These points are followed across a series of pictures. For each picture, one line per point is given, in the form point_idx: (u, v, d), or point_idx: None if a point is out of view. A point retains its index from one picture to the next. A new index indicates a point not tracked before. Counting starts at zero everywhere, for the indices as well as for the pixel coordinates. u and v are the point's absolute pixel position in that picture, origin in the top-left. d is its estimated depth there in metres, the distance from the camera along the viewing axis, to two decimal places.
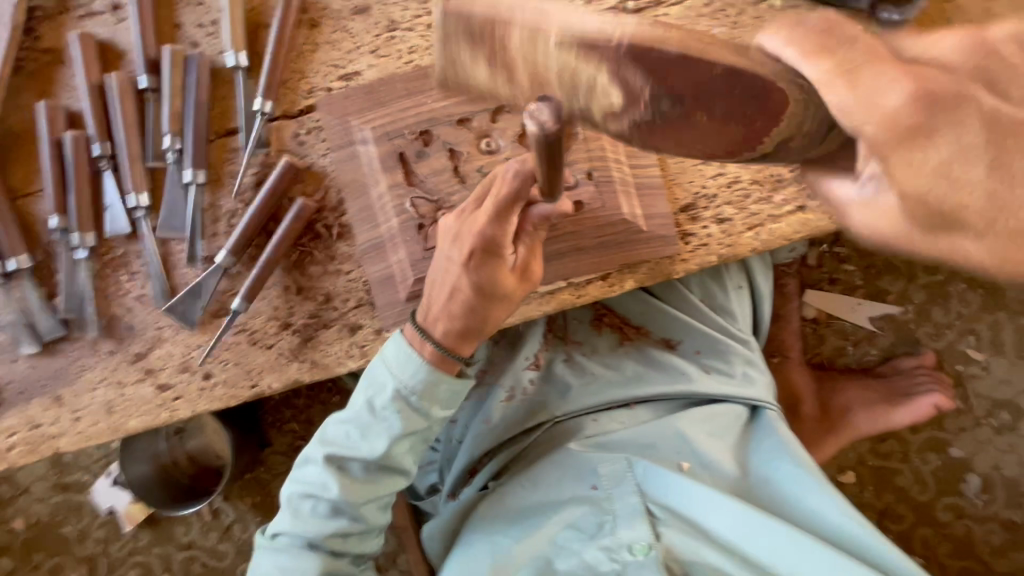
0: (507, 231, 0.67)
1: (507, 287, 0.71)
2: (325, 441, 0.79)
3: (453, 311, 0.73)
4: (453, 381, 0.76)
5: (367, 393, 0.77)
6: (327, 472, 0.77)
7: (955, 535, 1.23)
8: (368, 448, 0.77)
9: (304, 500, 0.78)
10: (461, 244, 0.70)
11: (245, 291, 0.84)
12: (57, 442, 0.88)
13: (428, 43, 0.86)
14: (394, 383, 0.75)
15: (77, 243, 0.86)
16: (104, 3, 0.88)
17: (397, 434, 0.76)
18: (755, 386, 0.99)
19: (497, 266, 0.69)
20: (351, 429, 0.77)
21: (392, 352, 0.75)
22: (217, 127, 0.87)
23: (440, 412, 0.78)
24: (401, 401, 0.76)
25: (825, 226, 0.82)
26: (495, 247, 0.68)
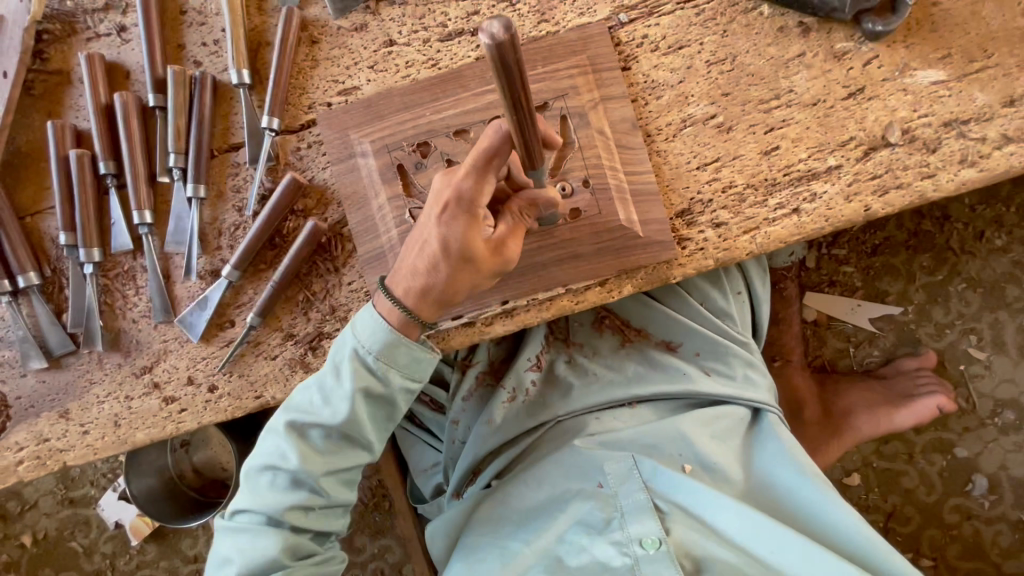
0: (484, 189, 0.65)
1: (475, 253, 0.68)
2: (286, 409, 0.78)
3: (419, 267, 0.71)
4: (413, 346, 0.75)
5: (331, 357, 0.77)
6: (286, 440, 0.76)
7: (964, 536, 1.22)
8: (328, 414, 0.76)
9: (263, 472, 0.77)
10: (438, 196, 0.68)
11: (257, 308, 0.86)
12: (65, 455, 0.89)
13: (425, 56, 0.87)
14: (354, 346, 0.75)
15: (84, 258, 0.88)
16: (110, 25, 0.90)
17: (354, 397, 0.75)
18: (757, 387, 1.00)
19: (469, 224, 0.67)
20: (312, 395, 0.76)
21: (359, 316, 0.76)
22: (221, 143, 0.89)
23: (400, 380, 0.76)
24: (359, 362, 0.75)
25: (820, 228, 0.84)
26: (469, 201, 0.66)
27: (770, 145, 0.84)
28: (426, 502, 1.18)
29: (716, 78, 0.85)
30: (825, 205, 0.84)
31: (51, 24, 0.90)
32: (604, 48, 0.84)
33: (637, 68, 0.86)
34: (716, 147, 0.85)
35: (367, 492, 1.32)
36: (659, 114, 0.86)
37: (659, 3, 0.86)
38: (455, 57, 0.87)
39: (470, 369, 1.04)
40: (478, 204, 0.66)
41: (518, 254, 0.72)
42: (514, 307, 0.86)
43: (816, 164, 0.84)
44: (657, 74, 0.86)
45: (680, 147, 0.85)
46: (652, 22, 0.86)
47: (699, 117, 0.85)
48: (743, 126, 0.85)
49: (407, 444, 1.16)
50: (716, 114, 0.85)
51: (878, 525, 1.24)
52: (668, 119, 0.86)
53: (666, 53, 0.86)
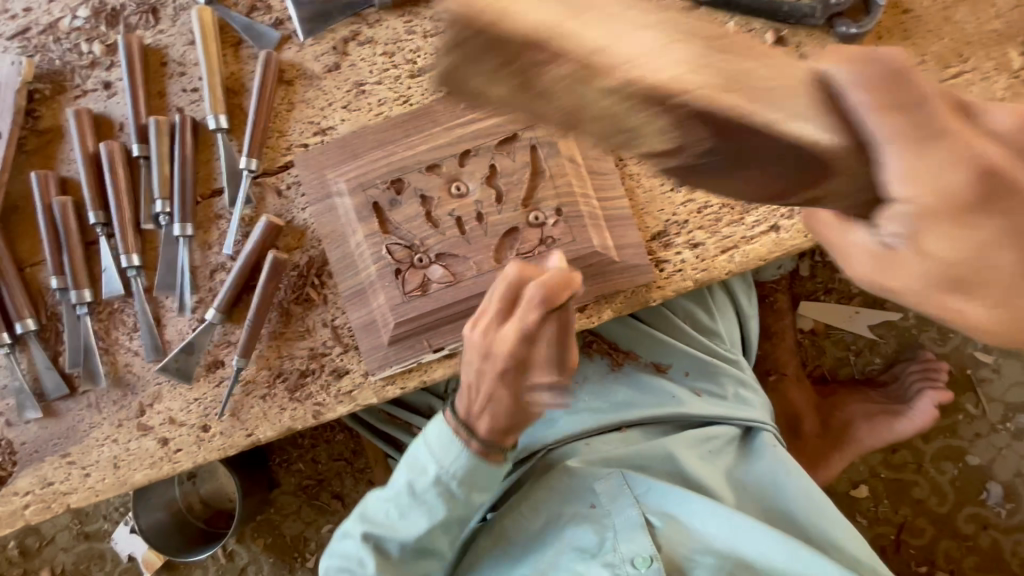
0: (534, 352, 0.72)
1: (565, 355, 0.74)
2: (363, 519, 0.86)
3: (496, 412, 0.77)
4: (496, 468, 0.82)
5: (407, 474, 0.83)
6: (364, 549, 0.84)
7: (981, 548, 1.18)
8: (406, 529, 0.84)
9: (341, 573, 0.85)
10: (491, 358, 0.72)
11: (240, 349, 0.88)
12: (69, 497, 0.92)
13: (397, 94, 0.89)
14: (436, 468, 0.81)
15: (76, 300, 0.91)
16: (96, 81, 0.93)
17: (437, 519, 0.83)
18: (749, 406, 0.99)
19: (534, 349, 0.72)
20: (388, 510, 0.84)
21: (435, 436, 0.81)
22: (204, 190, 0.92)
23: (479, 496, 0.84)
24: (441, 485, 0.81)
25: (799, 245, 0.83)
26: (526, 362, 0.72)
27: None
28: None
29: None
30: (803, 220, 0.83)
31: (41, 84, 0.94)
32: None
33: None
34: None
35: None
36: None
37: None
38: (426, 93, 0.88)
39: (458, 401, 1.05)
40: (539, 333, 0.70)
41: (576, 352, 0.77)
42: None
43: None
44: None
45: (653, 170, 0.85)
46: None
47: None
48: None
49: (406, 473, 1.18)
50: None
51: (889, 538, 1.20)
52: None
53: None
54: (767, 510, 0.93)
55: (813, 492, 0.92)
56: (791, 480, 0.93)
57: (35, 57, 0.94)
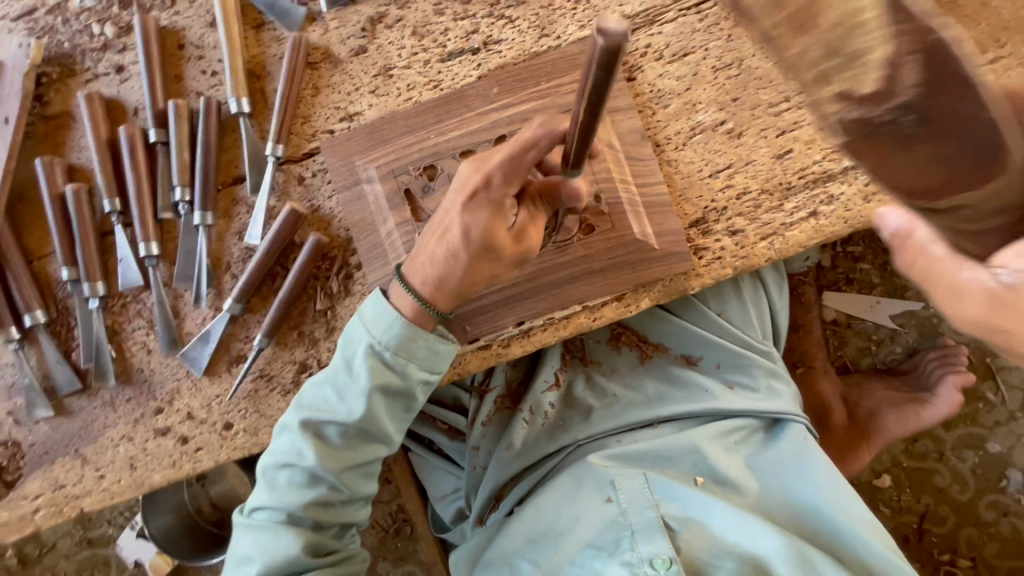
0: (495, 219, 0.65)
1: (498, 243, 0.66)
2: (301, 407, 0.77)
3: (436, 255, 0.69)
4: (430, 338, 0.73)
5: (344, 350, 0.75)
6: (304, 438, 0.75)
7: (1002, 535, 1.19)
8: (345, 411, 0.75)
9: (281, 471, 0.76)
10: (464, 189, 0.66)
11: (264, 328, 0.85)
12: (82, 501, 0.87)
13: (427, 78, 0.87)
14: (367, 339, 0.74)
15: (88, 292, 0.87)
16: (108, 64, 0.90)
17: (371, 391, 0.73)
18: (782, 399, 0.97)
19: (500, 226, 0.65)
20: (327, 390, 0.76)
21: (368, 306, 0.74)
22: (224, 177, 0.89)
23: (419, 372, 0.75)
24: (374, 356, 0.74)
25: (839, 231, 0.81)
26: (489, 237, 0.65)
27: (783, 148, 0.82)
28: (449, 529, 1.17)
29: (723, 84, 0.84)
30: (843, 206, 0.82)
31: (50, 68, 0.90)
32: None
33: (642, 77, 0.85)
34: (727, 153, 0.83)
35: (386, 519, 1.30)
36: (667, 123, 0.84)
37: (661, 12, 0.84)
38: (457, 77, 0.86)
39: (487, 394, 1.04)
40: (509, 195, 0.65)
41: (538, 241, 0.71)
42: (530, 328, 0.84)
43: (831, 165, 0.82)
44: (663, 83, 0.84)
45: (691, 156, 0.84)
46: (655, 31, 0.85)
47: (708, 123, 0.84)
48: (753, 130, 0.83)
49: (426, 470, 1.16)
50: (726, 119, 0.83)
51: (911, 527, 1.21)
52: (676, 127, 0.84)
53: (671, 61, 0.84)
54: (796, 512, 0.88)
55: (841, 498, 0.87)
56: (817, 477, 0.88)
57: (43, 39, 0.90)
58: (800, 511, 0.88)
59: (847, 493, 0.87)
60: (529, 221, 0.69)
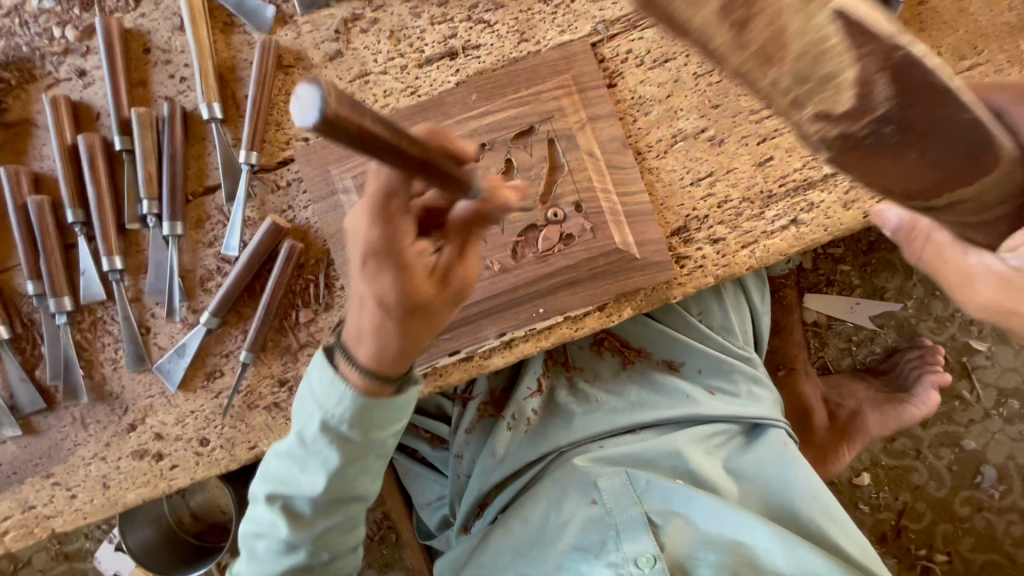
0: (409, 282, 0.59)
1: (421, 298, 0.61)
2: (266, 479, 0.76)
3: (365, 327, 0.64)
4: (387, 402, 0.69)
5: (299, 427, 0.72)
6: (273, 513, 0.74)
7: (976, 529, 1.22)
8: (309, 484, 0.73)
9: (258, 540, 0.76)
10: (359, 248, 0.60)
11: (248, 344, 0.83)
12: (53, 522, 0.85)
13: (403, 84, 0.84)
14: (319, 415, 0.70)
15: (54, 308, 0.84)
16: (70, 69, 0.86)
17: (333, 467, 0.71)
18: (762, 404, 0.98)
19: (413, 282, 0.60)
20: (287, 466, 0.74)
21: (315, 380, 0.70)
22: (196, 186, 0.86)
23: (380, 435, 0.71)
24: (330, 432, 0.70)
25: (819, 238, 0.81)
26: (403, 297, 0.60)
27: (763, 156, 0.82)
28: (435, 535, 1.16)
29: (705, 90, 0.83)
30: (823, 214, 0.82)
31: (8, 72, 0.86)
32: (588, 66, 0.82)
33: (623, 84, 0.84)
34: (709, 161, 0.83)
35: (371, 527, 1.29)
36: (648, 130, 0.83)
37: (641, 17, 0.83)
38: (435, 83, 0.84)
39: (470, 401, 1.03)
40: (404, 247, 0.58)
41: (474, 275, 0.65)
42: (511, 339, 0.83)
43: (811, 172, 0.82)
44: (644, 90, 0.83)
45: (672, 164, 0.83)
46: (635, 36, 0.83)
47: (689, 130, 0.83)
48: (734, 138, 0.82)
49: (410, 477, 1.14)
50: (707, 127, 0.83)
51: (890, 523, 1.23)
52: (657, 135, 0.83)
53: (652, 67, 0.83)
54: (771, 505, 0.90)
55: (818, 488, 0.89)
56: (793, 468, 0.91)
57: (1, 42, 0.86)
58: (774, 504, 0.90)
59: (821, 487, 0.90)
60: (457, 261, 0.63)
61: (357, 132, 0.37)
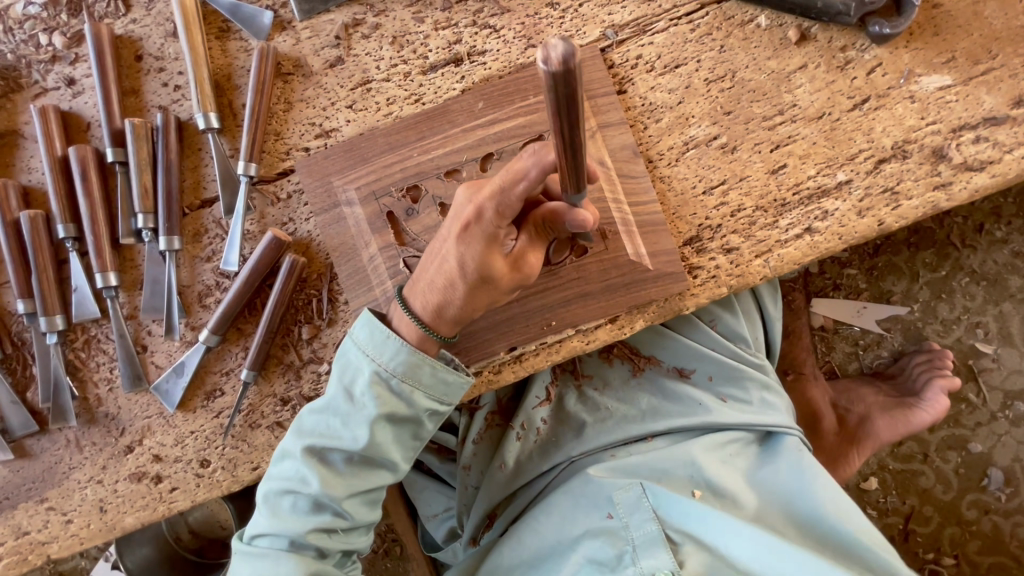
0: (489, 251, 0.64)
1: (493, 273, 0.66)
2: (301, 433, 0.73)
3: (435, 283, 0.68)
4: (437, 365, 0.71)
5: (344, 378, 0.72)
6: (307, 466, 0.72)
7: (983, 532, 1.21)
8: (349, 437, 0.71)
9: (283, 496, 0.72)
10: (461, 213, 0.64)
11: (250, 362, 0.80)
12: (48, 548, 0.82)
13: (407, 92, 0.82)
14: (370, 366, 0.71)
15: (44, 327, 0.80)
16: (58, 78, 0.83)
17: (377, 420, 0.71)
18: (776, 411, 0.96)
19: (492, 254, 0.64)
20: (329, 418, 0.72)
21: (368, 335, 0.72)
22: (192, 199, 0.83)
23: (425, 400, 0.72)
24: (380, 384, 0.71)
25: (834, 247, 0.80)
26: (480, 266, 0.65)
27: (777, 163, 0.80)
28: (440, 547, 1.13)
29: (716, 96, 0.81)
30: (838, 222, 0.80)
31: None
32: (598, 73, 0.79)
33: (633, 90, 0.82)
34: (722, 169, 0.81)
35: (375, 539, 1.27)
36: (659, 138, 0.81)
37: (651, 21, 0.81)
38: (439, 90, 0.81)
39: (478, 411, 1.01)
40: (502, 228, 0.62)
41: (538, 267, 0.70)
42: (522, 353, 0.81)
43: (825, 180, 0.80)
44: (655, 96, 0.81)
45: (684, 172, 0.81)
46: (645, 41, 0.81)
47: (701, 138, 0.81)
48: (747, 145, 0.81)
49: (416, 488, 1.12)
50: (719, 134, 0.81)
51: (898, 527, 1.23)
52: (669, 142, 0.81)
53: (663, 73, 0.81)
54: (789, 519, 0.88)
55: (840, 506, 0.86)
56: (812, 483, 0.88)
57: None
58: (792, 519, 0.88)
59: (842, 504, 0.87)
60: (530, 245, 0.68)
61: (565, 92, 0.41)
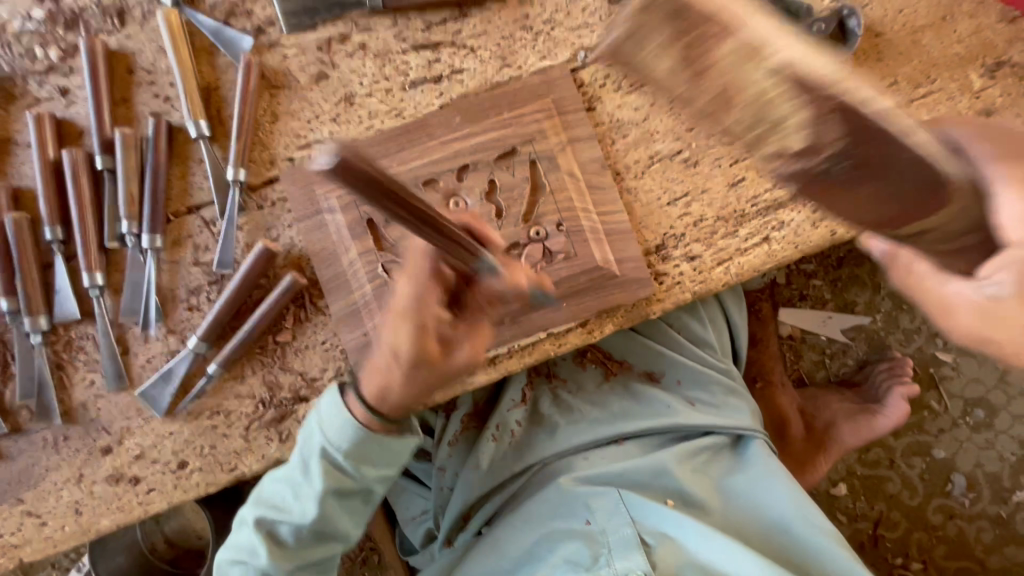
0: (426, 346, 0.61)
1: (427, 358, 0.62)
2: (258, 501, 0.78)
3: (380, 366, 0.67)
4: (385, 442, 0.72)
5: (300, 452, 0.74)
6: (257, 537, 0.75)
7: (949, 537, 1.25)
8: (298, 511, 0.75)
9: (234, 564, 0.77)
10: (395, 303, 0.62)
11: (219, 358, 0.83)
12: (22, 550, 0.82)
13: (388, 106, 0.86)
14: (319, 441, 0.72)
15: (29, 327, 0.83)
16: (52, 88, 0.86)
17: (323, 496, 0.73)
18: (740, 414, 1.00)
19: (436, 346, 0.63)
20: (283, 489, 0.76)
21: (324, 409, 0.72)
22: (178, 206, 0.86)
23: (374, 473, 0.74)
24: (327, 461, 0.72)
25: (791, 255, 0.85)
26: (421, 362, 0.62)
27: (736, 176, 0.86)
28: (417, 552, 1.14)
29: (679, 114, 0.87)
30: (793, 232, 0.85)
31: None
32: (568, 91, 0.85)
33: (602, 108, 0.87)
34: (685, 181, 0.86)
35: (353, 549, 1.27)
36: (626, 152, 0.86)
37: None
38: (419, 106, 0.86)
39: (454, 414, 1.03)
40: (433, 317, 0.61)
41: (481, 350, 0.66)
42: (496, 356, 0.84)
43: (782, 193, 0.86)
44: (622, 114, 0.87)
45: (649, 184, 0.86)
46: None
47: (665, 152, 0.86)
48: (708, 160, 0.86)
49: (395, 492, 1.14)
50: (682, 149, 0.86)
51: (867, 533, 1.26)
52: (635, 156, 0.86)
53: (629, 91, 0.87)
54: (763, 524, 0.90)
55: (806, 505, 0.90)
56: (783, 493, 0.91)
57: None
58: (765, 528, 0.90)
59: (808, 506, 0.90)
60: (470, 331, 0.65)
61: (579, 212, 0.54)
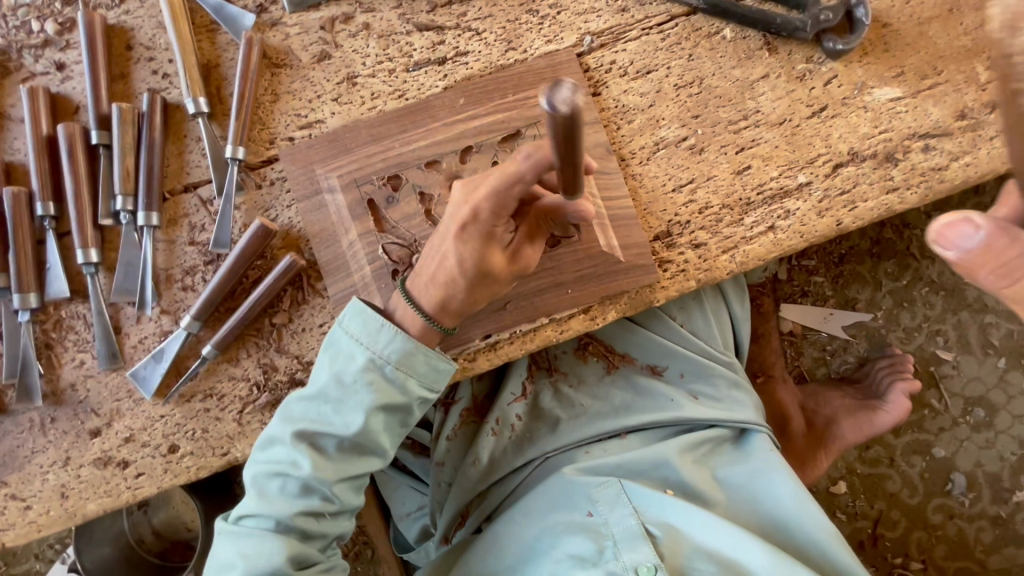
0: (491, 250, 0.68)
1: (493, 267, 0.69)
2: (290, 418, 0.73)
3: (439, 277, 0.70)
4: (433, 357, 0.73)
5: (340, 365, 0.72)
6: (299, 449, 0.71)
7: (949, 537, 1.24)
8: (342, 423, 0.71)
9: (272, 479, 0.71)
10: (460, 211, 0.67)
11: (213, 339, 0.80)
12: (4, 535, 0.80)
13: (391, 87, 0.85)
14: (367, 353, 0.71)
15: (17, 305, 0.80)
16: (47, 63, 0.84)
17: (372, 407, 0.71)
18: (743, 407, 0.98)
19: (494, 252, 0.68)
20: (325, 403, 0.72)
21: (360, 324, 0.72)
22: (174, 184, 0.84)
23: (418, 389, 0.73)
24: (375, 371, 0.71)
25: (797, 244, 0.84)
26: (484, 264, 0.68)
27: (742, 164, 0.85)
28: (413, 549, 1.12)
29: (685, 101, 0.86)
30: (799, 221, 0.84)
31: None
32: (574, 75, 0.84)
33: (608, 93, 0.86)
34: (690, 168, 0.85)
35: (346, 543, 1.25)
36: (631, 138, 0.86)
37: (624, 30, 0.86)
38: (422, 87, 0.85)
39: (452, 407, 1.01)
40: (499, 225, 0.67)
41: (534, 258, 0.73)
42: (497, 341, 0.83)
43: (787, 182, 0.85)
44: (628, 99, 0.86)
45: (655, 171, 0.85)
46: (619, 48, 0.86)
47: (671, 139, 0.85)
48: (714, 147, 0.85)
49: (390, 486, 1.12)
50: (688, 136, 0.85)
51: (867, 531, 1.25)
52: (640, 142, 0.85)
53: (635, 77, 0.86)
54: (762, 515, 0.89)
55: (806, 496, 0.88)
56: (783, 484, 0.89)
57: None
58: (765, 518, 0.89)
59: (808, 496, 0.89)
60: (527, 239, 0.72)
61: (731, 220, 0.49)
